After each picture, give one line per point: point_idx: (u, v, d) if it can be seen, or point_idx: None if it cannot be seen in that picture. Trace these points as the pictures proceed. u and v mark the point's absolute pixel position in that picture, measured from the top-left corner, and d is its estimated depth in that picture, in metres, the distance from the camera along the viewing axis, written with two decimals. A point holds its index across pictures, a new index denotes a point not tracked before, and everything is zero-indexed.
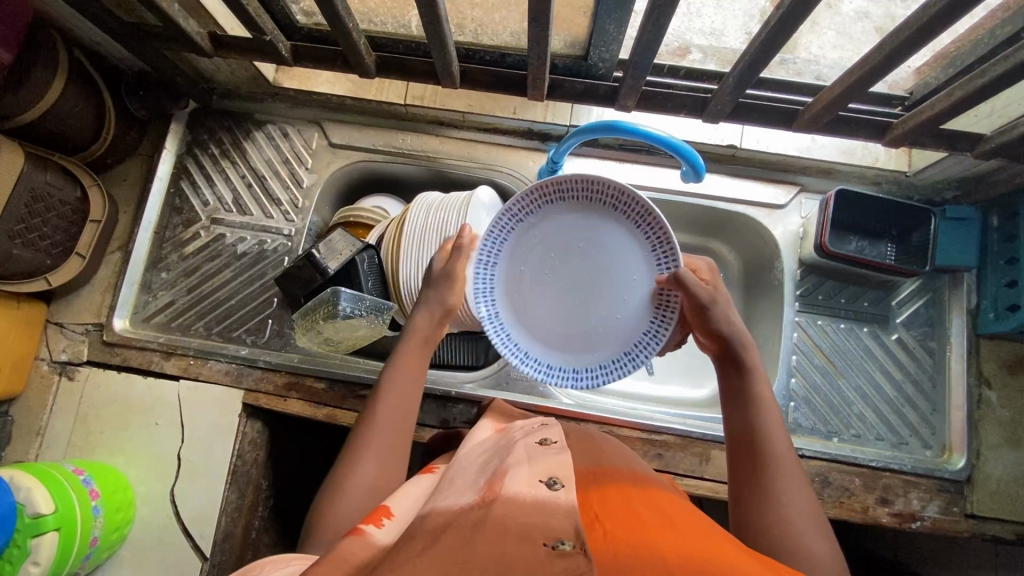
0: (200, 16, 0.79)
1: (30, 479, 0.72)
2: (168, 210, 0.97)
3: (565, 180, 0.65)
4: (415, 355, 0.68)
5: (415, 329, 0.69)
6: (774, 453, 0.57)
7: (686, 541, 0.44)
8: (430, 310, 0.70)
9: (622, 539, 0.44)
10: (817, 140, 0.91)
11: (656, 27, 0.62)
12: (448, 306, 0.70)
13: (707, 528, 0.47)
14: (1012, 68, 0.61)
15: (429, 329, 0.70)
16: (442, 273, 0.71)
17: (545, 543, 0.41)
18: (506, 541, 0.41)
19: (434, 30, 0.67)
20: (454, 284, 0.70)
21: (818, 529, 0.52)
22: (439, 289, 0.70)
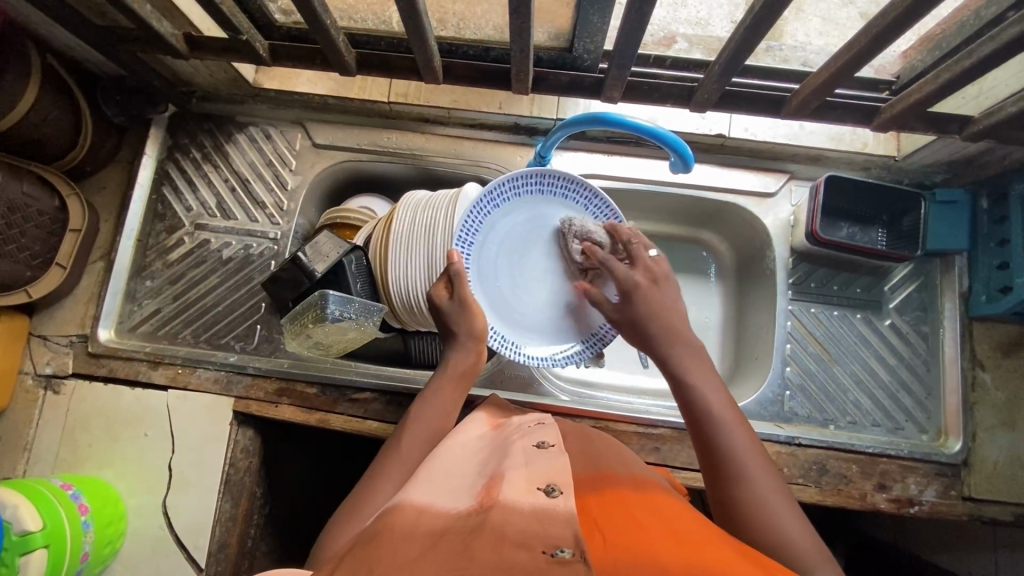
0: (174, 17, 0.78)
1: (16, 496, 0.70)
2: (150, 217, 0.96)
3: (489, 192, 0.78)
4: (452, 393, 0.71)
5: (453, 365, 0.72)
6: (732, 444, 0.59)
7: (687, 547, 0.43)
8: (462, 346, 0.72)
9: (621, 547, 0.43)
10: (805, 127, 0.91)
11: (640, 16, 0.61)
12: (475, 334, 0.72)
13: (706, 532, 0.47)
14: (1002, 47, 0.60)
15: (465, 363, 0.72)
16: (453, 306, 0.72)
17: (544, 551, 0.40)
18: (504, 549, 0.40)
19: (414, 25, 0.65)
20: (471, 314, 0.72)
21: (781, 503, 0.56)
22: (459, 321, 0.72)
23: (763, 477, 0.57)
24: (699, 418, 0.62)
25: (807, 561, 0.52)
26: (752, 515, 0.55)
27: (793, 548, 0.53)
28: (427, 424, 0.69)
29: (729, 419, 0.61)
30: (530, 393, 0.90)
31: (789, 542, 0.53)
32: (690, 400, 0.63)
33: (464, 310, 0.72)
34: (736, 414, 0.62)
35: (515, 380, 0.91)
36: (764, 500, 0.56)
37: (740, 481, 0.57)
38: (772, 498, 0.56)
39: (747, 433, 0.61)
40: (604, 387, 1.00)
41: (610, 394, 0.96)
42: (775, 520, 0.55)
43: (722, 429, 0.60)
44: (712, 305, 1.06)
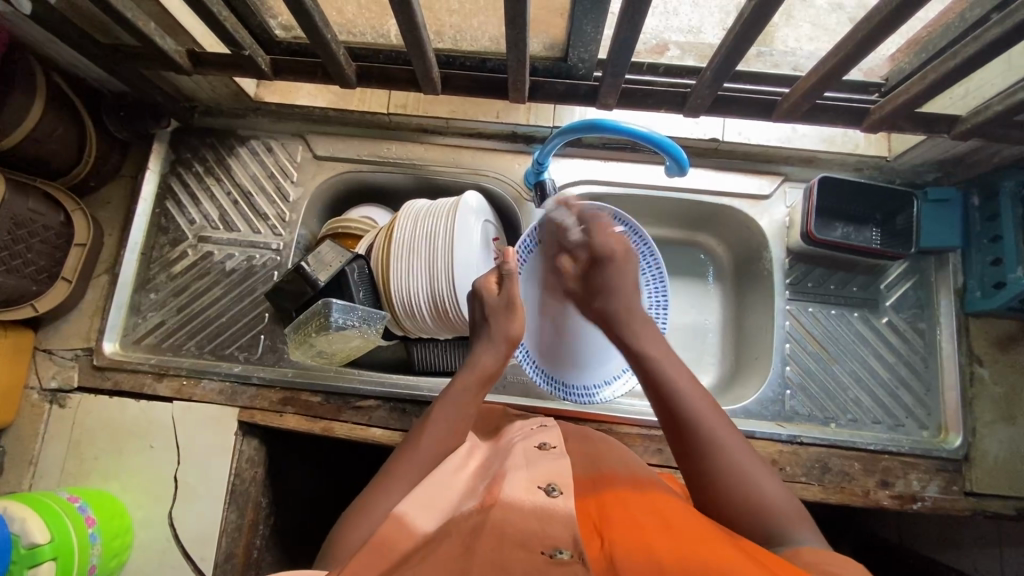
0: (177, 34, 0.79)
1: (25, 510, 0.71)
2: (154, 231, 0.97)
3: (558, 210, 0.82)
4: (474, 394, 0.69)
5: (479, 367, 0.70)
6: (694, 408, 0.61)
7: (682, 541, 0.44)
8: (495, 346, 0.71)
9: (617, 543, 0.44)
10: (798, 129, 0.93)
11: (632, 25, 0.63)
12: (511, 338, 0.72)
13: (702, 526, 0.48)
14: (985, 47, 0.62)
15: (493, 366, 0.71)
16: (499, 303, 0.73)
17: (543, 551, 0.42)
18: (505, 549, 0.42)
19: (413, 38, 0.67)
20: (512, 314, 0.72)
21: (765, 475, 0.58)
22: (495, 321, 0.72)
23: (731, 437, 0.59)
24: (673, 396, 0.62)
25: (787, 521, 0.54)
26: (729, 478, 0.57)
27: (775, 511, 0.55)
28: (446, 420, 0.66)
29: (689, 384, 0.63)
30: (533, 397, 0.91)
31: (770, 504, 0.55)
32: (649, 375, 0.65)
33: (511, 309, 0.72)
34: (694, 379, 0.64)
35: (516, 385, 0.92)
36: (736, 463, 0.58)
37: (712, 444, 0.59)
38: (746, 461, 0.58)
39: (710, 396, 0.63)
40: None
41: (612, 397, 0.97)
42: (753, 484, 0.57)
43: (684, 396, 0.62)
44: (711, 307, 1.08)
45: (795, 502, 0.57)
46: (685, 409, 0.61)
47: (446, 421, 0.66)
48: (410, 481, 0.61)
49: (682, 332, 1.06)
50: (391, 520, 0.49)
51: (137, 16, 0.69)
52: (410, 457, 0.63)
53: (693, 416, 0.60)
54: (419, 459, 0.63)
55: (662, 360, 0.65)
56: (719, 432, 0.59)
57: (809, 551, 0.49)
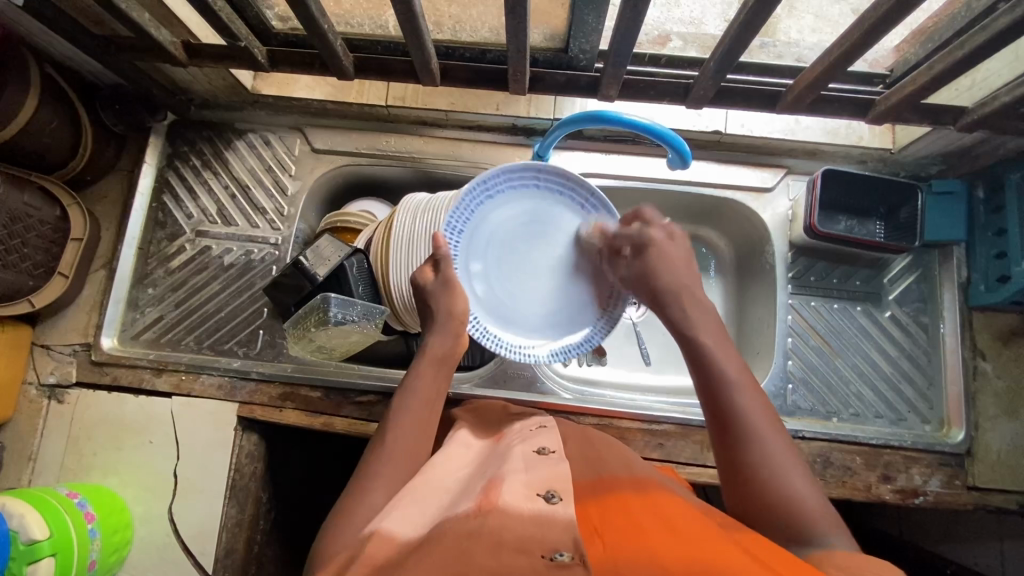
0: (172, 25, 0.78)
1: (23, 506, 0.71)
2: (152, 225, 0.96)
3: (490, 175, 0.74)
4: (433, 376, 0.68)
5: (431, 349, 0.70)
6: (742, 403, 0.58)
7: (683, 543, 0.44)
8: (446, 329, 0.71)
9: (617, 548, 0.44)
10: (801, 121, 0.91)
11: (634, 14, 0.61)
12: (456, 315, 0.71)
13: (703, 527, 0.47)
14: (994, 37, 0.61)
15: (447, 347, 0.70)
16: (437, 286, 0.72)
17: (543, 557, 0.42)
18: (502, 554, 0.42)
19: (412, 27, 0.66)
20: (454, 294, 0.71)
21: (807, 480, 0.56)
22: (440, 301, 0.71)
23: (774, 437, 0.57)
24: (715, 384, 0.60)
25: (818, 523, 0.52)
26: (767, 475, 0.55)
27: (807, 513, 0.53)
28: (415, 407, 0.65)
29: (741, 374, 0.60)
30: (534, 391, 0.90)
31: (803, 506, 0.53)
32: (696, 354, 0.63)
33: (449, 288, 0.71)
34: (746, 370, 0.61)
35: (516, 380, 0.91)
36: (777, 463, 0.55)
37: (753, 440, 0.56)
38: (785, 461, 0.56)
39: (756, 389, 0.60)
40: (606, 385, 1.00)
41: (612, 391, 0.96)
42: (789, 482, 0.54)
43: (730, 383, 0.59)
44: (713, 301, 1.07)
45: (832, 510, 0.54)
46: (728, 397, 0.59)
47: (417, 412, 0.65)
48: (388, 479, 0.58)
49: None
50: (387, 525, 0.48)
51: (132, 7, 0.68)
52: (383, 451, 0.61)
53: (734, 404, 0.58)
54: (391, 451, 0.61)
55: (716, 343, 0.63)
56: (762, 432, 0.57)
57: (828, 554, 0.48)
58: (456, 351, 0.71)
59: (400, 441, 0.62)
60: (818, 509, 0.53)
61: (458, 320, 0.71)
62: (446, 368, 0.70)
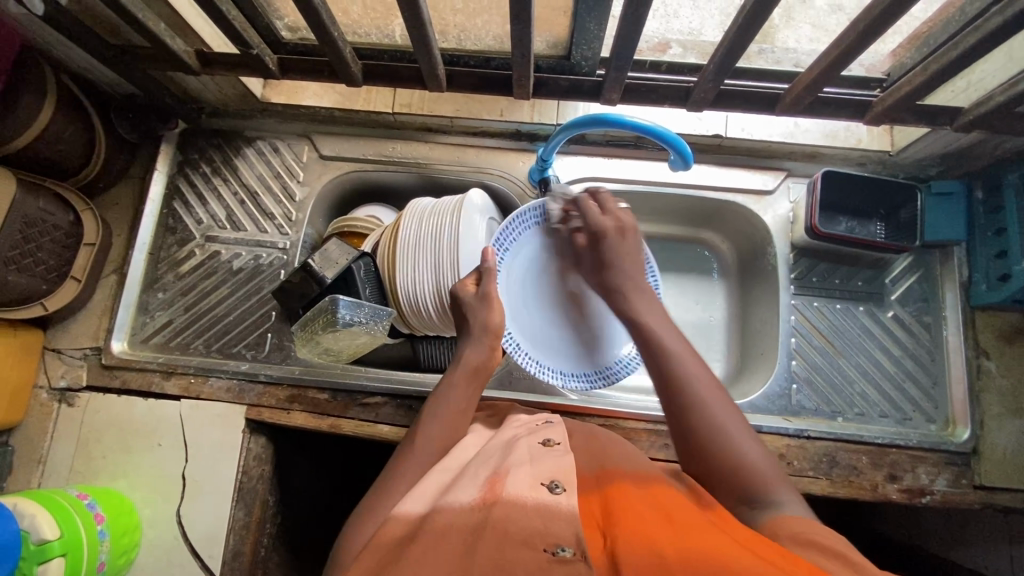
0: (186, 35, 0.80)
1: (34, 506, 0.71)
2: (162, 231, 0.98)
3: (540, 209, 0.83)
4: (465, 387, 0.69)
5: (467, 360, 0.71)
6: (691, 375, 0.61)
7: (681, 533, 0.44)
8: (481, 339, 0.72)
9: (618, 538, 0.44)
10: (801, 124, 0.93)
11: (635, 19, 0.63)
12: (492, 328, 0.72)
13: (704, 520, 0.48)
14: (986, 37, 0.62)
15: (481, 357, 0.71)
16: (477, 298, 0.73)
17: (546, 550, 0.42)
18: (506, 546, 0.42)
19: (419, 35, 0.68)
20: (491, 307, 0.73)
21: (755, 440, 0.59)
22: (477, 313, 0.72)
23: (718, 405, 0.60)
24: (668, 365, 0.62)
25: (770, 485, 0.55)
26: (719, 447, 0.58)
27: (757, 475, 0.56)
28: (442, 416, 0.67)
29: (685, 352, 0.63)
30: (538, 393, 0.91)
31: (750, 464, 0.57)
32: (648, 338, 0.65)
33: (485, 303, 0.72)
34: (688, 346, 0.64)
35: (522, 382, 0.92)
36: (727, 428, 0.58)
37: (700, 411, 0.59)
38: (733, 426, 0.59)
39: (700, 362, 0.63)
40: (610, 387, 1.01)
41: (617, 393, 0.97)
42: (739, 447, 0.58)
43: (678, 361, 0.62)
44: (716, 304, 1.08)
45: (778, 467, 0.58)
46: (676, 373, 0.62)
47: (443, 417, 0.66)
48: (408, 479, 0.61)
49: (686, 329, 1.06)
50: (394, 519, 0.50)
51: (148, 17, 0.70)
52: (410, 456, 0.63)
53: (682, 378, 0.61)
54: (419, 456, 0.63)
55: (658, 326, 0.66)
56: (713, 404, 0.60)
57: (809, 527, 0.49)
58: (490, 361, 0.72)
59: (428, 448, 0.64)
60: (767, 466, 0.57)
61: (497, 332, 0.72)
62: (480, 378, 0.71)
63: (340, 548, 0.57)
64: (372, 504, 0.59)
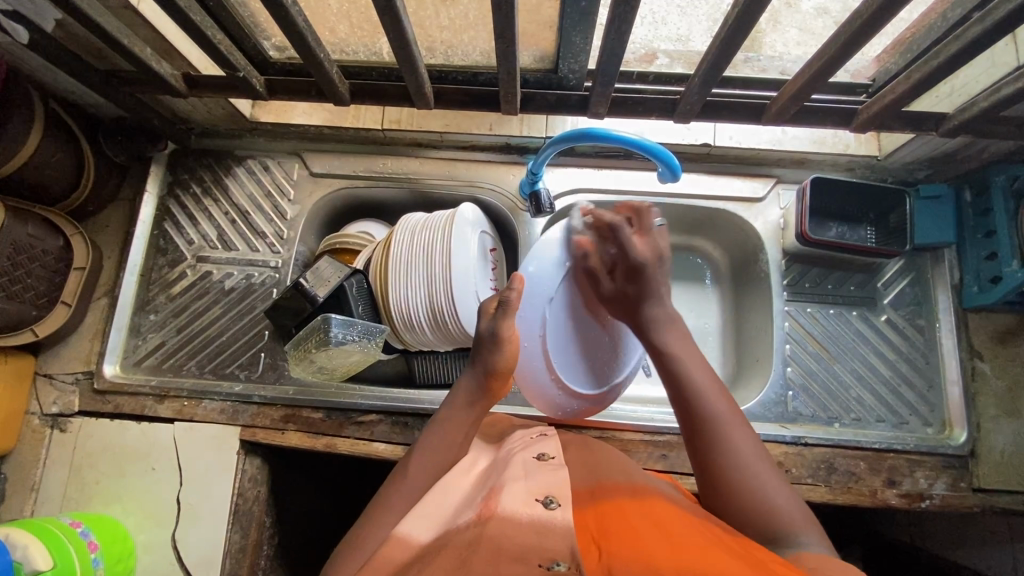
0: (173, 59, 0.81)
1: (27, 536, 0.71)
2: (153, 252, 0.97)
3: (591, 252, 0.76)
4: (461, 423, 0.68)
5: (456, 396, 0.70)
6: (717, 411, 0.61)
7: (681, 549, 0.44)
8: (475, 373, 0.70)
9: (614, 552, 0.43)
10: (788, 132, 0.93)
11: (619, 34, 0.63)
12: (493, 372, 0.69)
13: (700, 534, 0.47)
14: (967, 45, 0.62)
15: (477, 390, 0.69)
16: (488, 339, 0.69)
17: (541, 564, 0.42)
18: (501, 565, 0.42)
19: (405, 55, 0.68)
20: (497, 350, 0.68)
21: (782, 486, 0.57)
22: (482, 354, 0.69)
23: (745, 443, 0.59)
24: (694, 397, 0.62)
25: (796, 530, 0.53)
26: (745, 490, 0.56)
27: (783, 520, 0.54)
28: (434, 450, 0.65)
29: (714, 391, 0.63)
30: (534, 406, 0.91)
31: (770, 507, 0.55)
32: (672, 374, 0.65)
33: (495, 343, 0.68)
34: (717, 383, 0.64)
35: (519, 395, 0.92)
36: (757, 474, 0.57)
37: (727, 449, 0.59)
38: (758, 470, 0.57)
39: (731, 403, 0.62)
40: None
41: (615, 404, 0.96)
42: (765, 493, 0.56)
43: (705, 401, 0.62)
44: (710, 311, 1.08)
45: (807, 513, 0.55)
46: (706, 411, 0.61)
47: (439, 449, 0.65)
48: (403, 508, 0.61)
49: None
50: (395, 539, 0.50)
51: (133, 42, 0.70)
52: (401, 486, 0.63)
53: (712, 418, 0.61)
54: (410, 487, 0.62)
55: (688, 365, 0.65)
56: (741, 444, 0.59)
57: (814, 557, 0.48)
58: (488, 388, 0.70)
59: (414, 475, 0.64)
60: (795, 512, 0.54)
61: (495, 376, 0.69)
62: (474, 412, 0.69)
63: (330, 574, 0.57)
64: (363, 526, 0.60)
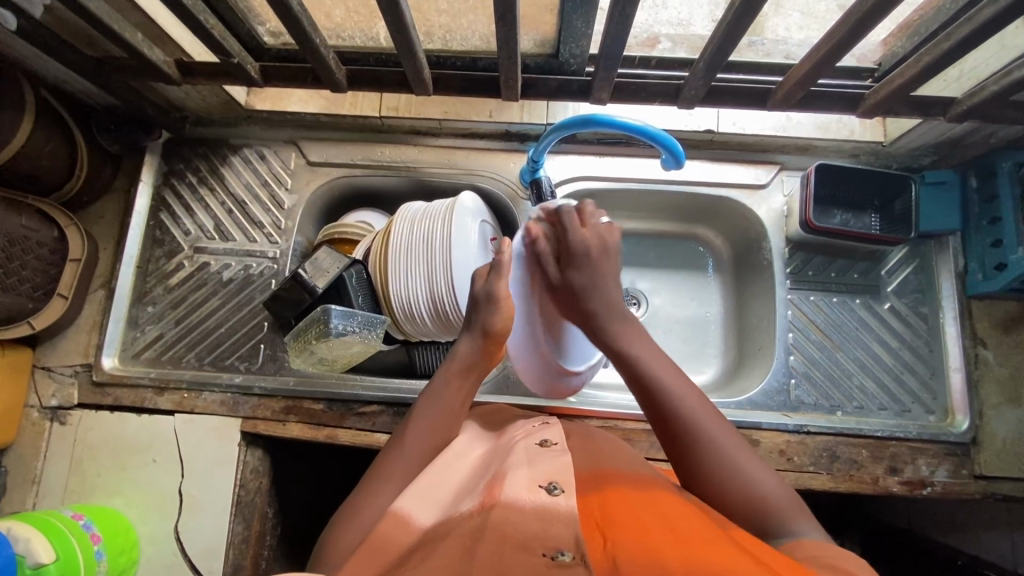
0: (165, 45, 0.79)
1: (29, 530, 0.71)
2: (149, 243, 0.96)
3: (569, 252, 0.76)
4: (458, 387, 0.67)
5: (455, 359, 0.69)
6: (686, 407, 0.58)
7: (685, 539, 0.43)
8: (472, 336, 0.69)
9: (618, 542, 0.43)
10: (792, 117, 0.92)
11: (623, 18, 0.62)
12: (490, 331, 0.69)
13: (702, 524, 0.47)
14: (980, 28, 0.61)
15: (476, 357, 0.69)
16: (482, 295, 0.70)
17: (545, 554, 0.41)
18: (504, 552, 0.41)
19: (403, 39, 0.66)
20: (494, 308, 0.69)
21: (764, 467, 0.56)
22: (480, 312, 0.69)
23: (720, 433, 0.57)
24: (660, 397, 0.59)
25: (786, 511, 0.52)
26: (726, 480, 0.54)
27: (768, 501, 0.53)
28: (433, 416, 0.64)
29: (680, 384, 0.59)
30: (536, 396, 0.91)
31: (759, 496, 0.53)
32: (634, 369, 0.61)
33: (494, 304, 0.69)
34: (680, 374, 0.60)
35: (519, 385, 0.92)
36: (735, 461, 0.55)
37: (705, 443, 0.56)
38: (738, 456, 0.56)
39: (697, 393, 0.59)
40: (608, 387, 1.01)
41: (617, 393, 0.96)
42: (749, 480, 0.54)
43: (673, 398, 0.58)
44: (712, 299, 1.07)
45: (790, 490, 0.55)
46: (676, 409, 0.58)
47: (436, 416, 0.64)
48: (402, 480, 0.59)
49: (683, 325, 1.06)
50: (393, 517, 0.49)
51: (124, 28, 0.68)
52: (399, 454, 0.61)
53: (682, 415, 0.57)
54: (410, 456, 0.61)
55: (648, 359, 0.61)
56: (717, 437, 0.56)
57: (816, 548, 0.47)
58: (486, 351, 0.69)
59: (414, 441, 0.62)
60: (782, 493, 0.54)
61: (495, 338, 0.69)
62: (473, 377, 0.68)
63: (324, 548, 0.55)
64: (361, 496, 0.58)
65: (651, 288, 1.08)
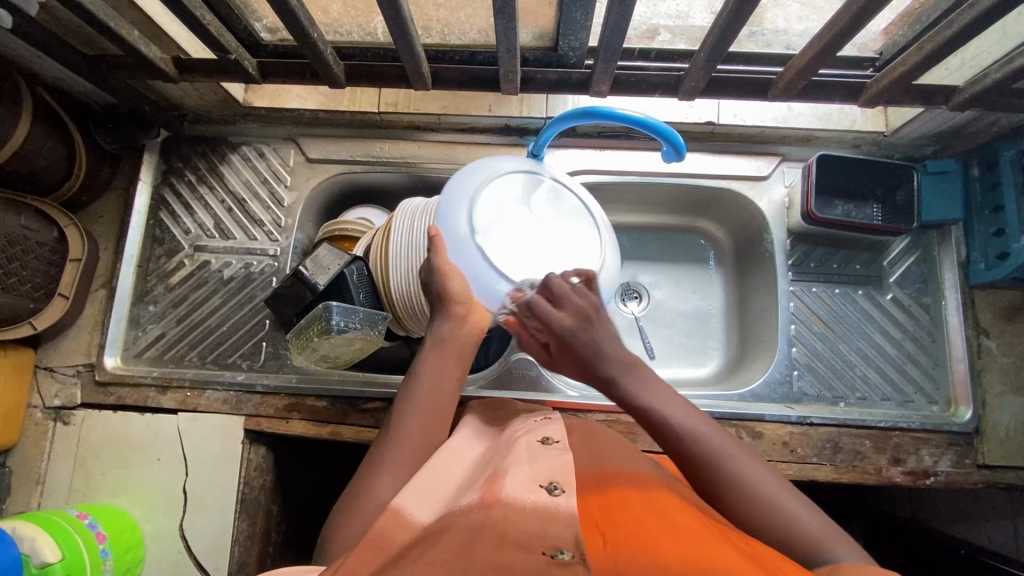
0: (161, 42, 0.78)
1: (34, 529, 0.71)
2: (149, 243, 0.96)
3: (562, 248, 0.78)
4: (440, 363, 0.66)
5: (437, 337, 0.68)
6: (712, 447, 0.56)
7: (685, 540, 0.43)
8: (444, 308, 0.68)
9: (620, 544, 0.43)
10: (793, 108, 0.91)
11: (622, 9, 0.61)
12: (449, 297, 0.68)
13: (703, 525, 0.47)
14: (982, 14, 0.60)
15: (447, 331, 0.67)
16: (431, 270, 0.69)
17: (545, 554, 0.41)
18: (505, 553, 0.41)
19: (401, 33, 0.66)
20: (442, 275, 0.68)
21: (793, 496, 0.55)
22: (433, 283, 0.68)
23: (749, 469, 0.55)
24: (683, 443, 0.56)
25: (825, 542, 0.52)
26: (766, 520, 0.53)
27: (809, 537, 0.52)
28: (421, 399, 0.63)
29: (698, 423, 0.58)
30: (539, 391, 0.91)
31: (803, 531, 0.52)
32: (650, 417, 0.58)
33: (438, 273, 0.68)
34: (694, 412, 0.59)
35: (521, 380, 0.92)
36: (767, 495, 0.54)
37: (736, 483, 0.55)
38: (769, 490, 0.54)
39: (716, 429, 0.58)
40: None
41: None
42: (786, 513, 0.53)
43: (700, 440, 0.56)
44: (714, 292, 1.07)
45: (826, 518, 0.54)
46: (701, 452, 0.56)
47: (427, 402, 0.63)
48: (400, 471, 0.58)
49: (684, 319, 1.06)
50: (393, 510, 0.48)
51: (121, 25, 0.68)
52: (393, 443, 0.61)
53: (711, 455, 0.56)
54: (406, 445, 0.60)
55: (661, 402, 0.59)
56: (747, 473, 0.55)
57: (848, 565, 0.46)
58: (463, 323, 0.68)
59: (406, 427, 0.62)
60: (814, 519, 0.53)
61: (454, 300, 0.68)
62: (451, 351, 0.67)
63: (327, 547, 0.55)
64: (359, 488, 0.57)
65: (652, 281, 1.08)
